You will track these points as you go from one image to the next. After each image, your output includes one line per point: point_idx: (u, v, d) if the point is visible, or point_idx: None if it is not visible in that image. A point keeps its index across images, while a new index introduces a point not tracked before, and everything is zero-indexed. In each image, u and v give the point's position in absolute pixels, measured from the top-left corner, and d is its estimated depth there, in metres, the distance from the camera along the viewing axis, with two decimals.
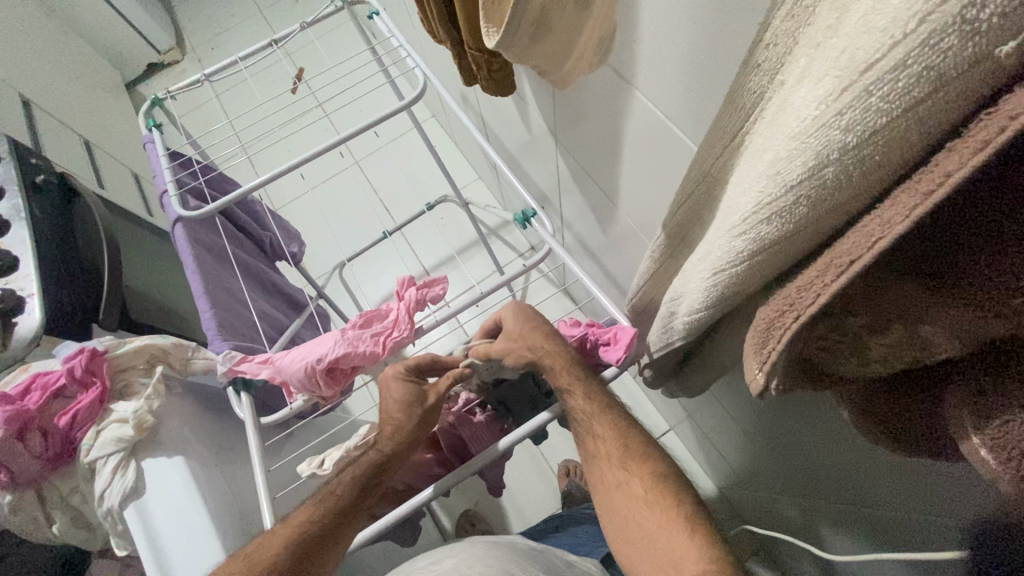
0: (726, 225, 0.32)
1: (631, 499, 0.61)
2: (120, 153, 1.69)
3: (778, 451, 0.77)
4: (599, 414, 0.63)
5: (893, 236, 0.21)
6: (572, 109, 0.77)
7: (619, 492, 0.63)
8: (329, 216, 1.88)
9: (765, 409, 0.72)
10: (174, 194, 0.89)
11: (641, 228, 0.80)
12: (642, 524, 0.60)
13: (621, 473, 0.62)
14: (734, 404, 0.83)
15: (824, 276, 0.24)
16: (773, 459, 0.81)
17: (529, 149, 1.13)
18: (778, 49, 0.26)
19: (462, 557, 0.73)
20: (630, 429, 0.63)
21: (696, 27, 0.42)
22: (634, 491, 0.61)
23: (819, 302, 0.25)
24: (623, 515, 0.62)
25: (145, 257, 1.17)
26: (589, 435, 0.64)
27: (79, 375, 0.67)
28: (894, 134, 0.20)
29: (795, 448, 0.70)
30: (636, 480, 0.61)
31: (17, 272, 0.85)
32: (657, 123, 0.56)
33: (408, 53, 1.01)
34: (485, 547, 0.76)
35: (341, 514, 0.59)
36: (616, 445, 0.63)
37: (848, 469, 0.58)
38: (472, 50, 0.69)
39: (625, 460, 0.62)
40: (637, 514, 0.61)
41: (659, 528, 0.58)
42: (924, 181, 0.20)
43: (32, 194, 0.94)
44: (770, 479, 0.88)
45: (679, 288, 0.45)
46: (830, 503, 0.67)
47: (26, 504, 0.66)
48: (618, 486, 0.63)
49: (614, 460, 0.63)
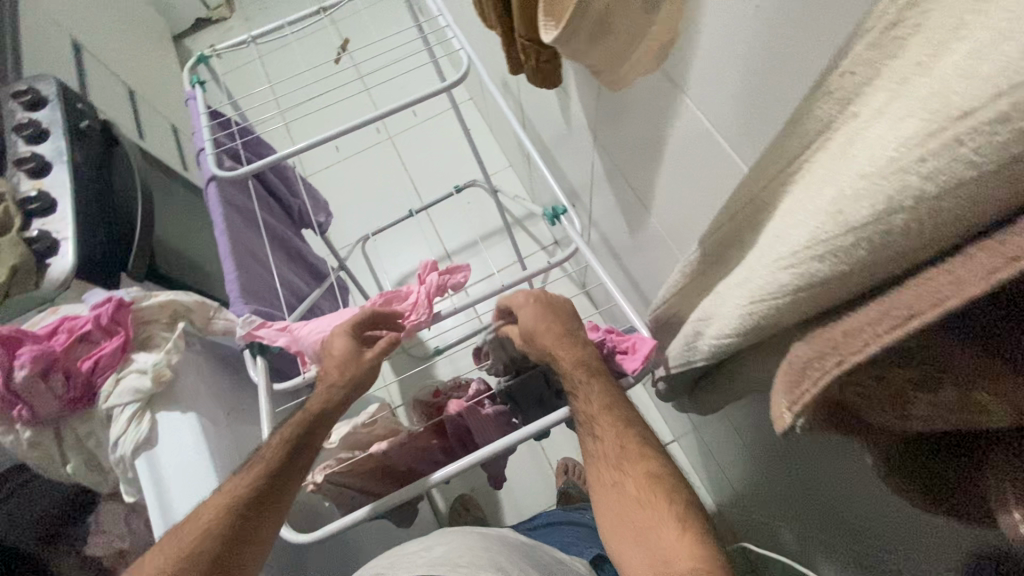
0: (774, 255, 0.30)
1: (625, 493, 0.61)
2: (161, 105, 1.71)
3: (782, 478, 0.77)
4: (601, 413, 0.61)
5: (966, 302, 0.20)
6: (615, 109, 0.76)
7: (613, 491, 0.62)
8: (357, 188, 1.89)
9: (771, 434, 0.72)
10: (209, 153, 0.91)
11: (671, 238, 0.78)
12: (634, 523, 0.59)
13: (615, 472, 0.61)
14: (738, 424, 0.83)
15: (879, 326, 0.23)
16: (774, 484, 0.81)
17: (565, 142, 1.11)
18: (856, 78, 0.25)
19: (452, 547, 0.73)
20: (628, 431, 0.61)
21: (762, 42, 0.41)
22: (627, 491, 0.61)
23: (868, 354, 0.23)
24: (616, 514, 0.61)
25: (177, 212, 1.19)
26: (588, 434, 0.63)
27: (105, 323, 0.68)
28: (980, 191, 0.19)
29: (799, 476, 0.70)
30: (630, 480, 0.61)
31: (55, 214, 0.87)
32: (703, 132, 0.55)
33: (454, 34, 1.00)
34: (475, 538, 0.76)
35: (290, 463, 0.60)
36: (614, 444, 0.61)
37: (855, 504, 0.58)
38: (521, 39, 0.68)
39: (621, 461, 0.61)
40: (629, 512, 0.60)
41: (650, 526, 0.58)
42: (1008, 243, 0.19)
43: (74, 139, 0.97)
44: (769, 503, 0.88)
45: (710, 309, 0.44)
46: (833, 532, 0.67)
47: (44, 442, 0.67)
48: (613, 486, 0.62)
49: (610, 460, 0.62)
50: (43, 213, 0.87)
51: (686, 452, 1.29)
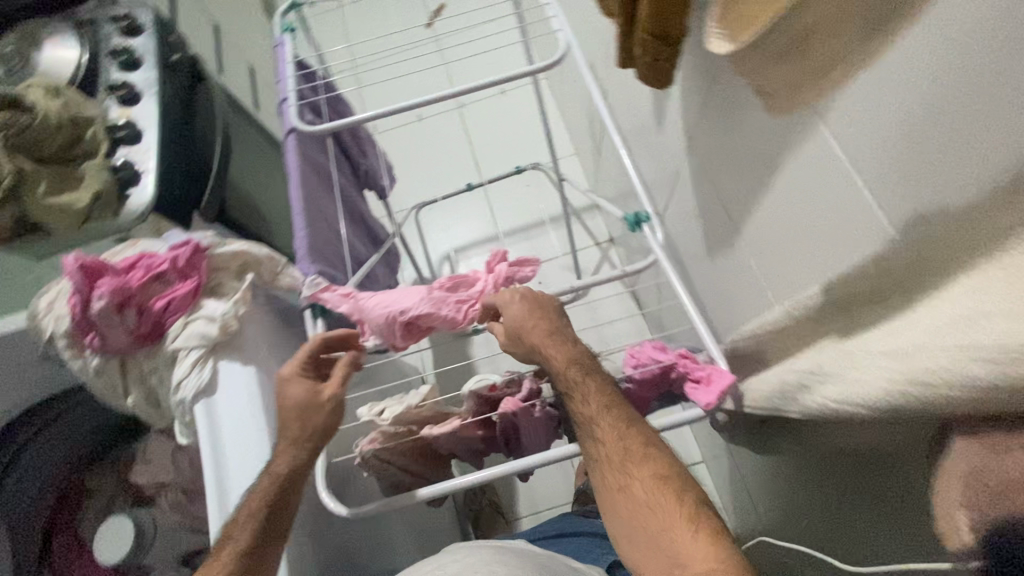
0: (966, 341, 0.27)
1: (633, 493, 0.58)
2: (242, 44, 1.71)
3: (820, 522, 0.73)
4: (602, 413, 0.61)
5: None
6: (725, 121, 0.71)
7: (620, 496, 0.59)
8: (419, 155, 1.87)
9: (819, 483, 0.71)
10: (293, 105, 0.90)
11: (758, 265, 0.74)
12: (646, 528, 0.57)
13: (621, 476, 0.59)
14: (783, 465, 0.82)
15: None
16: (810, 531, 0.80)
17: (649, 143, 1.06)
18: None
19: (466, 563, 0.73)
20: (631, 429, 0.60)
21: (958, 84, 0.37)
22: (635, 494, 0.58)
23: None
24: (626, 521, 0.59)
25: (250, 156, 1.19)
26: (590, 438, 0.61)
27: (181, 266, 0.68)
28: None
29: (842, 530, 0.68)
30: (637, 483, 0.58)
31: (140, 145, 0.88)
32: (839, 166, 0.50)
33: (556, 14, 0.95)
34: (489, 553, 0.76)
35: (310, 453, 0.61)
36: (618, 446, 0.59)
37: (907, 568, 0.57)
38: (644, 32, 0.63)
39: (626, 463, 0.59)
40: (640, 518, 0.57)
41: (662, 531, 0.56)
42: None
43: (165, 72, 0.97)
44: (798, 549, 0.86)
45: (829, 366, 0.40)
46: None
47: (110, 371, 0.69)
48: (620, 491, 0.59)
49: (615, 462, 0.60)
50: (129, 142, 0.88)
51: (714, 475, 1.26)
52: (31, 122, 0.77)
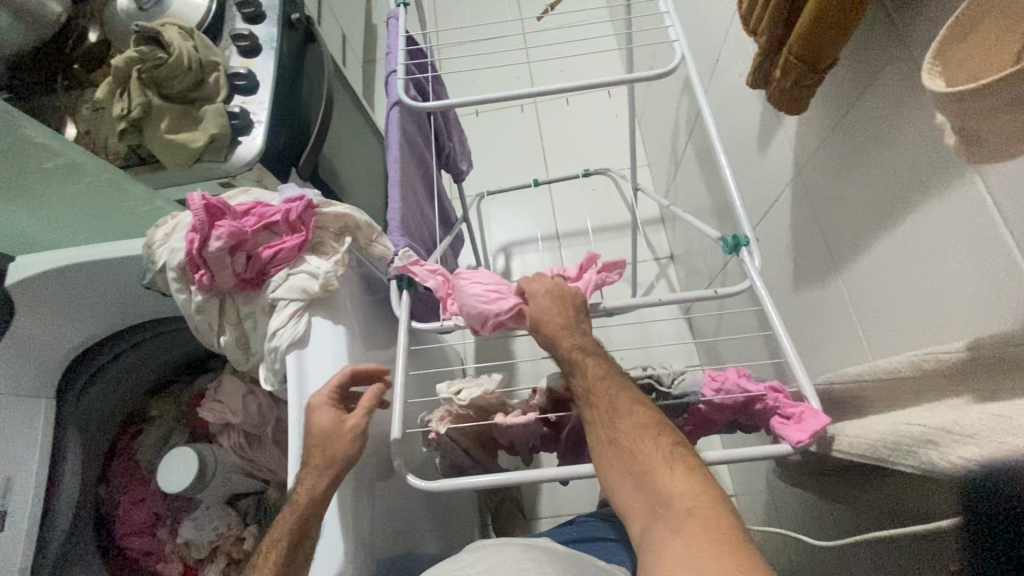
0: None
1: (617, 437, 0.55)
2: (341, 11, 1.75)
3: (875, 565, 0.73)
4: (593, 368, 0.58)
5: None
6: (852, 156, 0.69)
7: (610, 448, 0.55)
8: (491, 144, 1.88)
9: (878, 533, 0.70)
10: (405, 79, 0.91)
11: (858, 309, 0.72)
12: (634, 475, 0.53)
13: (610, 427, 0.55)
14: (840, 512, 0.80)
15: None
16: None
17: (745, 167, 1.04)
18: None
19: (495, 563, 0.73)
20: (620, 382, 0.58)
21: None
22: (625, 441, 0.54)
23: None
24: (614, 471, 0.54)
25: (342, 120, 1.21)
26: (584, 393, 0.58)
27: (292, 219, 0.70)
28: None
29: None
30: (626, 431, 0.54)
31: (255, 96, 0.90)
32: (995, 224, 0.48)
33: (675, 25, 0.95)
34: (520, 552, 0.76)
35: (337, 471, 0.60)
36: (607, 397, 0.56)
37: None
38: (790, 55, 0.62)
39: (617, 414, 0.55)
40: (627, 462, 0.53)
41: (654, 477, 0.51)
42: None
43: (285, 29, 0.99)
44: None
45: (976, 432, 0.39)
46: None
47: (208, 309, 0.71)
48: (609, 440, 0.55)
49: (605, 414, 0.56)
50: (245, 91, 0.90)
51: (745, 509, 1.24)
52: (166, 60, 0.80)
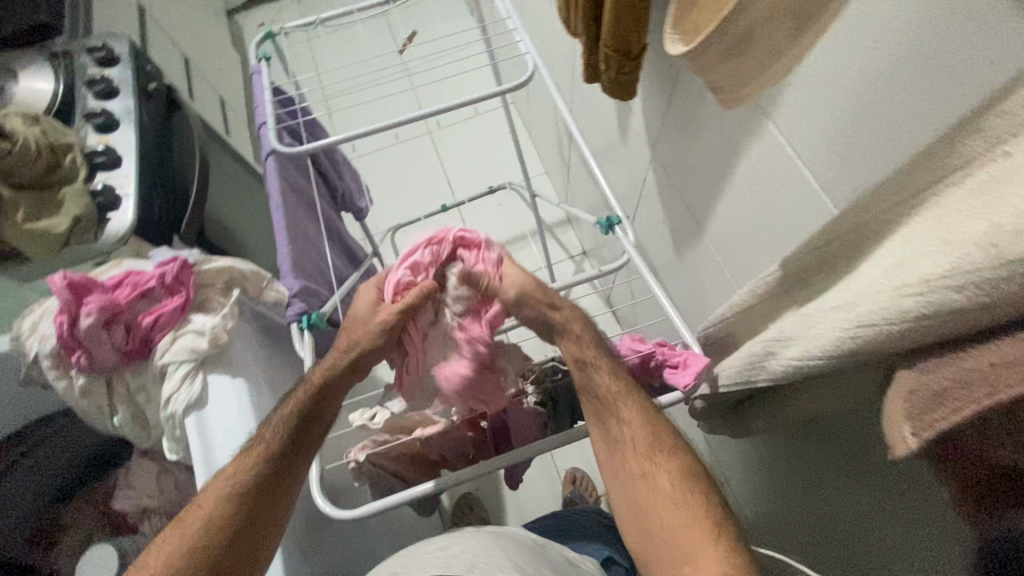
0: (896, 282, 0.31)
1: (656, 495, 0.60)
2: (214, 77, 1.74)
3: (807, 497, 0.75)
4: (627, 395, 0.61)
5: None
6: (685, 126, 0.77)
7: (641, 483, 0.61)
8: (393, 179, 1.91)
9: (786, 444, 0.76)
10: (273, 128, 0.92)
11: (723, 258, 0.79)
12: (659, 518, 0.59)
13: (646, 462, 0.60)
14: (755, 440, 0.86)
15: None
16: (777, 496, 0.85)
17: (615, 155, 1.13)
18: (1014, 120, 0.26)
19: (467, 546, 0.73)
20: (659, 421, 0.61)
21: (875, 77, 0.42)
22: (660, 485, 0.60)
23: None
24: (642, 509, 0.60)
25: (225, 181, 1.20)
26: (613, 418, 0.62)
27: (169, 281, 0.69)
28: None
29: (805, 480, 0.75)
30: (661, 473, 0.60)
31: (119, 170, 0.89)
32: (786, 159, 0.56)
33: (522, 38, 1.02)
34: (489, 538, 0.76)
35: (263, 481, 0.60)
36: (643, 433, 0.60)
37: (856, 503, 0.64)
38: (606, 48, 0.69)
39: (653, 453, 0.60)
40: (657, 508, 0.59)
41: (681, 527, 0.58)
42: None
43: (143, 100, 0.99)
44: (765, 518, 0.91)
45: (791, 332, 0.45)
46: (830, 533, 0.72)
47: (95, 391, 0.69)
48: (642, 478, 0.60)
49: (640, 448, 0.60)
50: (106, 168, 0.88)
51: None
52: (12, 147, 0.76)
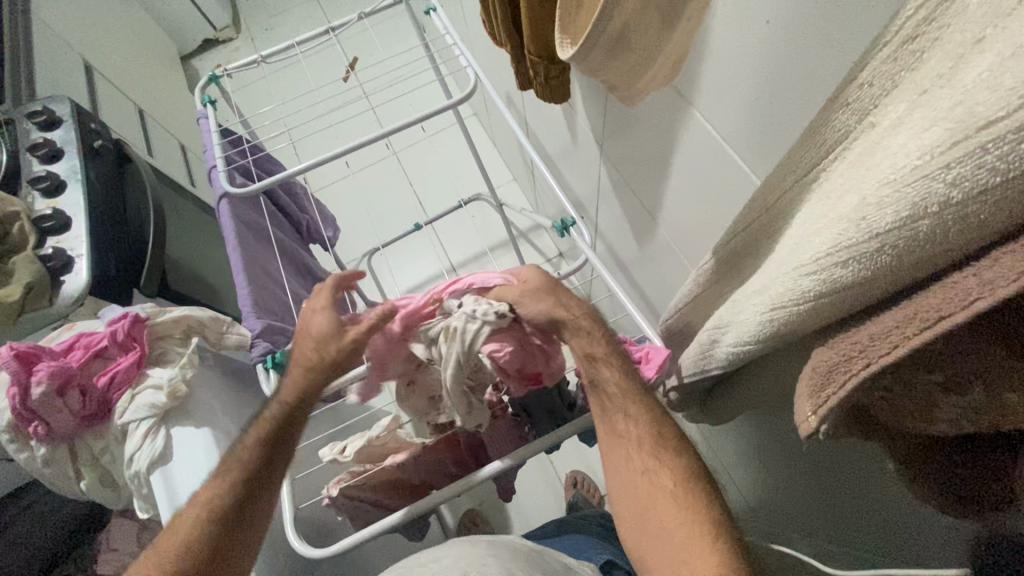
0: (795, 262, 0.31)
1: (655, 493, 0.57)
2: (172, 124, 1.74)
3: (799, 482, 0.73)
4: (631, 396, 0.59)
5: (1001, 299, 0.19)
6: (624, 121, 0.77)
7: (641, 481, 0.58)
8: (362, 204, 1.91)
9: (770, 430, 0.74)
10: (221, 170, 0.92)
11: (680, 247, 0.78)
12: (657, 517, 0.56)
13: (648, 461, 0.57)
14: (742, 426, 0.84)
15: (905, 327, 0.23)
16: (772, 482, 0.83)
17: (570, 155, 1.12)
18: (874, 90, 0.26)
19: (460, 555, 0.72)
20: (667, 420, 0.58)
21: (774, 56, 0.42)
22: (661, 483, 0.56)
23: (897, 354, 0.23)
24: (641, 508, 0.58)
25: (186, 228, 1.19)
26: (619, 413, 0.59)
27: (121, 339, 0.68)
28: (981, 210, 0.20)
29: (794, 465, 0.73)
30: (665, 472, 0.57)
31: (69, 232, 0.88)
32: (713, 144, 0.55)
33: (461, 52, 1.02)
34: (484, 545, 0.75)
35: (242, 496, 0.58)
36: (648, 432, 0.58)
37: (843, 487, 0.62)
38: (531, 55, 0.69)
39: (658, 451, 0.57)
40: (657, 506, 0.56)
41: (679, 524, 0.54)
42: (1009, 258, 0.20)
43: (88, 158, 0.98)
44: (765, 505, 0.89)
45: (726, 316, 0.44)
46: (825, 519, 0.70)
47: (58, 457, 0.68)
48: (643, 475, 0.58)
49: (644, 447, 0.58)
50: (56, 231, 0.88)
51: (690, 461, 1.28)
52: None
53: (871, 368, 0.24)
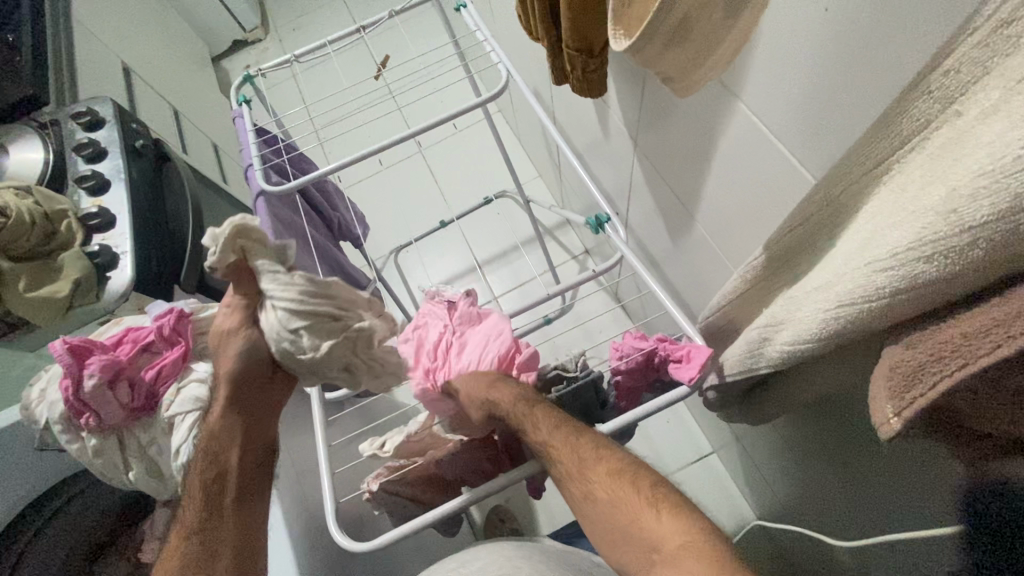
0: (869, 258, 0.30)
1: (609, 503, 0.55)
2: (204, 124, 1.78)
3: (846, 489, 0.70)
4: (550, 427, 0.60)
5: None
6: (662, 116, 0.75)
7: (591, 502, 0.56)
8: (389, 202, 1.92)
9: (814, 433, 0.72)
10: (259, 169, 0.93)
11: (719, 244, 0.77)
12: (623, 525, 0.53)
13: (581, 479, 0.57)
14: (783, 429, 0.81)
15: (1008, 326, 0.22)
16: (816, 488, 0.80)
17: (601, 151, 1.11)
18: (961, 78, 0.25)
19: (491, 558, 0.72)
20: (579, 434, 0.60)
21: (832, 46, 0.41)
22: (599, 489, 0.56)
23: (999, 354, 0.22)
24: (607, 521, 0.55)
25: (221, 226, 1.22)
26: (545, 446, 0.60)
27: (167, 333, 0.70)
28: None
29: (841, 472, 0.70)
30: (600, 477, 0.56)
31: (113, 230, 0.91)
32: (762, 139, 0.54)
33: (492, 48, 1.02)
34: (516, 549, 0.74)
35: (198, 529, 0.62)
36: (569, 451, 0.58)
37: (896, 495, 0.59)
38: (569, 50, 0.69)
39: (584, 465, 0.57)
40: (614, 512, 0.54)
41: (639, 521, 0.52)
42: None
43: (131, 158, 1.01)
44: (810, 511, 0.86)
45: (779, 314, 0.43)
46: (878, 528, 0.67)
47: (108, 449, 0.70)
48: (587, 495, 0.56)
49: (573, 468, 0.57)
50: (101, 229, 0.90)
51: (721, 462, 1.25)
52: None
53: (970, 371, 0.23)
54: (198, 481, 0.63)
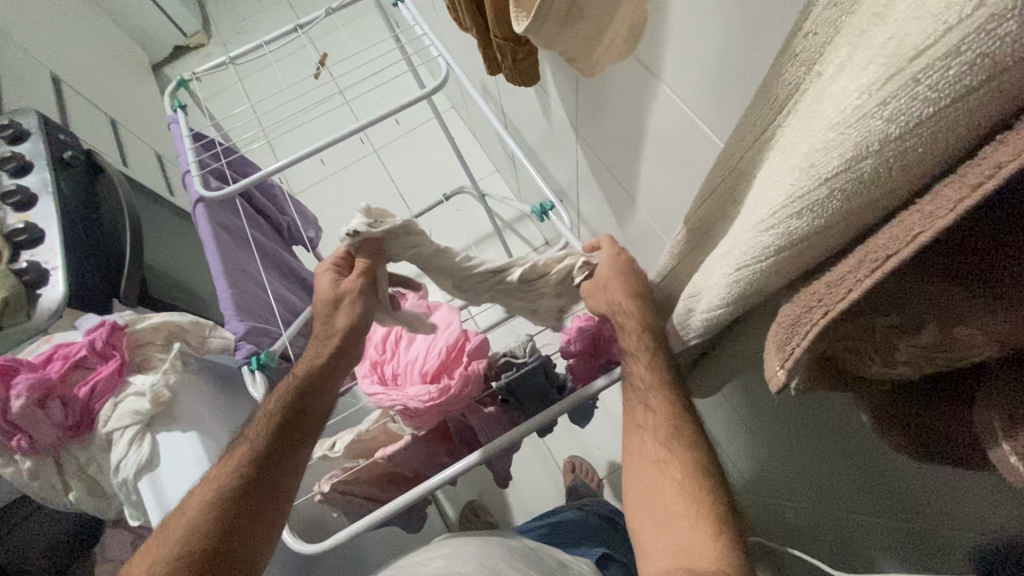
0: (757, 219, 0.30)
1: (663, 483, 0.54)
2: (145, 134, 1.72)
3: (803, 461, 0.72)
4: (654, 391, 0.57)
5: (935, 231, 0.20)
6: (596, 101, 0.76)
7: (652, 471, 0.55)
8: (344, 204, 1.89)
9: (771, 408, 0.72)
10: (195, 175, 0.90)
11: (659, 226, 0.78)
12: (663, 507, 0.53)
13: (661, 449, 0.56)
14: (740, 403, 0.82)
15: (860, 269, 0.23)
16: (774, 458, 0.82)
17: (549, 142, 1.12)
18: (818, 38, 0.26)
19: (452, 553, 0.71)
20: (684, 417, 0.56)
21: (730, 21, 0.42)
22: (671, 472, 0.54)
23: (853, 297, 0.23)
24: (646, 497, 0.55)
25: (163, 237, 1.18)
26: (640, 405, 0.59)
27: (100, 347, 0.69)
28: (922, 138, 0.20)
29: (798, 445, 0.71)
30: (676, 463, 0.54)
31: (43, 245, 0.87)
32: (683, 118, 0.55)
33: (431, 42, 1.01)
34: (477, 543, 0.74)
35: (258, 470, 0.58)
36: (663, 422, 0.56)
37: (851, 469, 0.60)
38: (497, 39, 0.68)
39: (670, 441, 0.55)
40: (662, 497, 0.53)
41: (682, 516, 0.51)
42: (952, 187, 0.20)
43: (59, 170, 0.97)
44: (767, 481, 0.88)
45: (699, 285, 0.44)
46: (833, 497, 0.68)
47: (44, 471, 0.67)
48: (653, 463, 0.56)
49: (658, 437, 0.56)
50: (29, 245, 0.86)
51: None
52: None
53: (832, 316, 0.24)
54: (266, 416, 0.60)
